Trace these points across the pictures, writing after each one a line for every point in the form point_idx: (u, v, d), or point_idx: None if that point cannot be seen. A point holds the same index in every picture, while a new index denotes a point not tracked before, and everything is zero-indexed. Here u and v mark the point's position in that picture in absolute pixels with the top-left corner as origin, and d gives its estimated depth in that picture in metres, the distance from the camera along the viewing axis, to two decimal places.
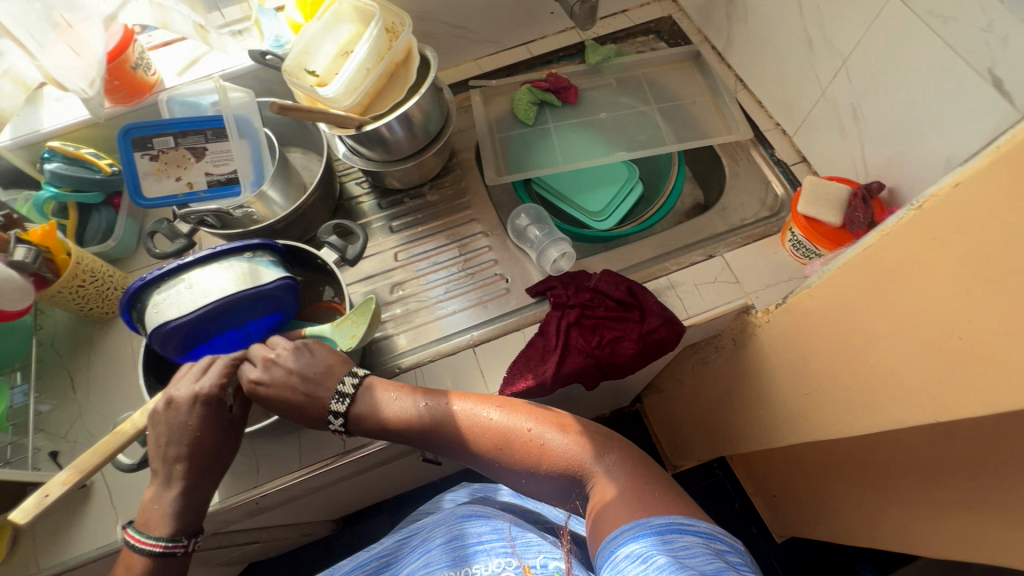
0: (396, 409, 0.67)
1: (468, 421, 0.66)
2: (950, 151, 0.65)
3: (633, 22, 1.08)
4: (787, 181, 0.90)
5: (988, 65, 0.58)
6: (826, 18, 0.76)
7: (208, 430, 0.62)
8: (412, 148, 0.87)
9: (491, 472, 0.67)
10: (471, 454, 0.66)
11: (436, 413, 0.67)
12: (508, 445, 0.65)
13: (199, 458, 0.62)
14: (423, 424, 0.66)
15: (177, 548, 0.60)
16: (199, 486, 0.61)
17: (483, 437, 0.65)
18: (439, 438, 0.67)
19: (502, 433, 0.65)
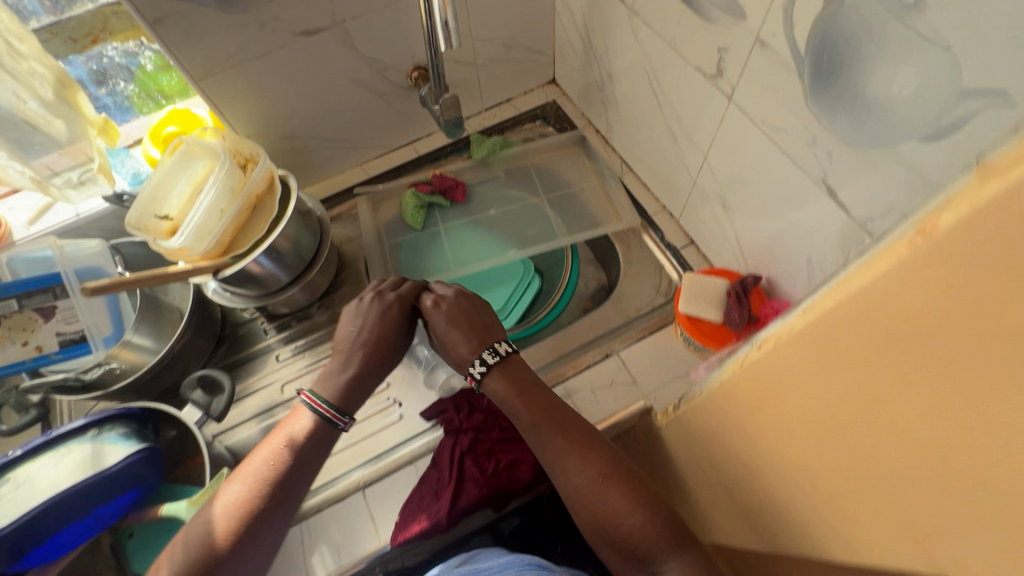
0: (525, 411, 0.64)
1: (582, 441, 0.60)
2: (808, 250, 0.65)
3: (518, 110, 1.08)
4: (678, 266, 0.89)
5: (822, 176, 0.57)
6: (682, 115, 0.76)
7: (387, 325, 0.70)
8: (289, 275, 0.83)
9: (575, 498, 0.58)
10: (569, 472, 0.59)
11: (562, 424, 0.62)
12: (614, 479, 0.57)
13: (376, 350, 0.69)
14: (536, 420, 0.63)
15: (339, 422, 0.62)
16: (362, 381, 0.66)
17: (594, 459, 0.59)
18: (553, 450, 0.61)
19: (611, 466, 0.59)
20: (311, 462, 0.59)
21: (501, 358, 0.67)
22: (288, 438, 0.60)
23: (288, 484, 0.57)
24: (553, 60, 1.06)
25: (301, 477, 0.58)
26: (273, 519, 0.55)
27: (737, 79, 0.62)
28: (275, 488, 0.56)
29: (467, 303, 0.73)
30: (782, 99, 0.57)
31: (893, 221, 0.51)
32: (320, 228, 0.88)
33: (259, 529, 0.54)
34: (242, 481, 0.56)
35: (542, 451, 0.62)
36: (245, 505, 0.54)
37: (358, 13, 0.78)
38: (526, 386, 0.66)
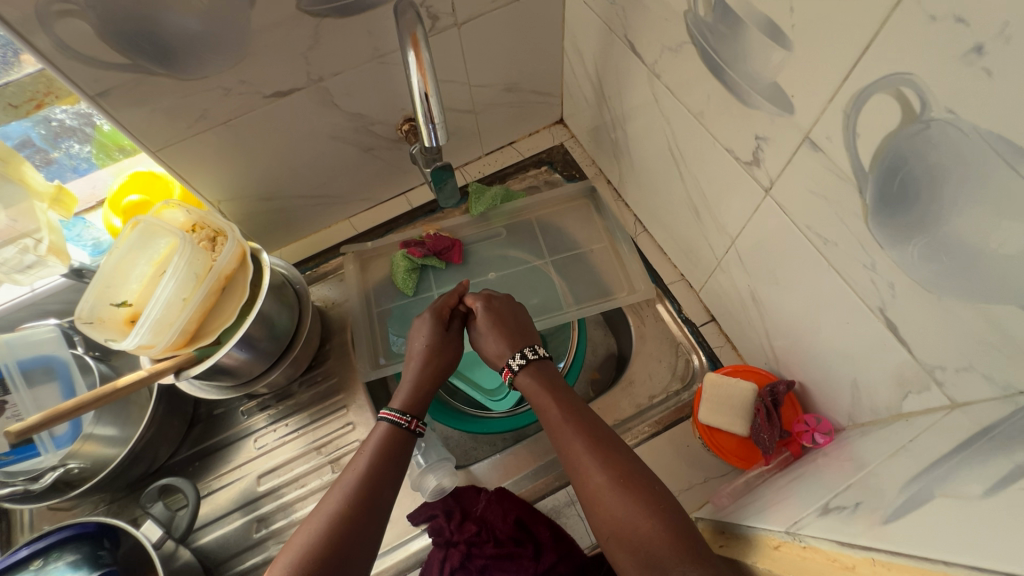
0: (550, 409, 0.62)
1: (604, 440, 0.57)
2: (856, 371, 0.55)
3: (521, 155, 0.99)
4: (698, 346, 0.79)
5: (878, 305, 0.47)
6: (705, 191, 0.66)
7: (438, 334, 0.72)
8: (268, 360, 0.76)
9: (592, 499, 0.54)
10: (588, 468, 0.55)
11: (588, 424, 0.60)
12: (633, 483, 0.53)
13: (433, 360, 0.70)
14: (560, 417, 0.60)
15: (403, 421, 0.64)
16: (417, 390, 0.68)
17: (614, 461, 0.55)
18: (574, 447, 0.58)
19: (631, 471, 0.54)
20: (394, 471, 0.61)
21: (538, 356, 0.68)
22: (370, 446, 0.62)
23: (380, 497, 0.58)
24: (561, 101, 0.96)
25: (389, 487, 0.59)
26: (367, 530, 0.56)
27: (777, 174, 0.52)
28: (371, 499, 0.57)
29: (507, 305, 0.74)
30: (834, 210, 0.47)
31: (970, 379, 0.42)
32: (299, 301, 0.80)
33: (356, 542, 0.54)
34: (339, 493, 0.57)
35: (563, 448, 0.59)
36: (346, 515, 0.55)
37: (339, 70, 0.69)
38: (555, 388, 0.64)
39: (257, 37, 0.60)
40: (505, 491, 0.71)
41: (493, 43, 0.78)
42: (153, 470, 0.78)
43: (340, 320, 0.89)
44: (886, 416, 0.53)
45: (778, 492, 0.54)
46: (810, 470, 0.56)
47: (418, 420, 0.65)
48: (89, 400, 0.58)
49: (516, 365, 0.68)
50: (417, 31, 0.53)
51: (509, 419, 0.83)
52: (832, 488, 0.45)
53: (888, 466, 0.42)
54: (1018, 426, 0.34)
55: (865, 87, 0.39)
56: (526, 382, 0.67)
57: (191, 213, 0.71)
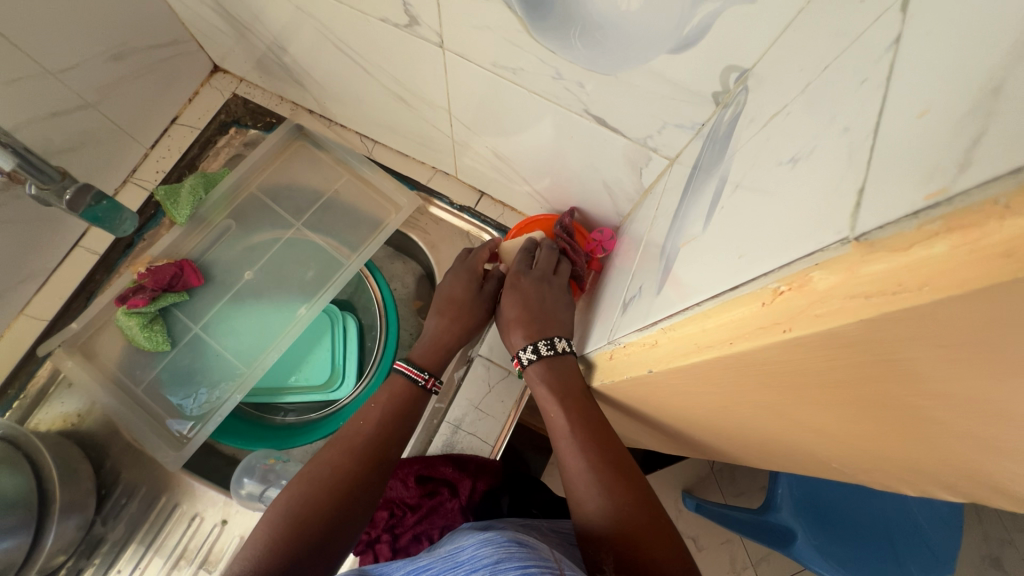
0: (559, 417, 0.50)
1: (614, 465, 0.47)
2: (602, 175, 0.58)
3: (197, 129, 0.80)
4: (485, 225, 0.79)
5: (582, 107, 0.49)
6: (396, 75, 0.60)
7: (467, 289, 0.68)
8: (28, 533, 0.57)
9: (583, 522, 0.45)
10: (585, 488, 0.46)
11: (598, 435, 0.49)
12: (641, 519, 0.43)
13: (457, 313, 0.67)
14: (571, 430, 0.49)
15: (421, 379, 0.61)
16: (425, 357, 0.64)
17: (624, 487, 0.46)
18: (574, 466, 0.47)
19: (636, 502, 0.44)
20: (401, 435, 0.56)
21: (555, 352, 0.55)
22: (379, 407, 0.57)
23: (382, 454, 0.53)
24: (199, 45, 0.77)
25: (395, 449, 0.55)
26: (368, 485, 0.51)
27: (440, 24, 0.48)
28: (373, 458, 0.53)
29: (537, 287, 0.62)
30: (503, 37, 0.45)
31: (670, 134, 0.46)
32: (29, 454, 0.59)
33: (351, 490, 0.50)
34: (343, 450, 0.53)
35: (563, 461, 0.49)
36: (344, 468, 0.51)
37: None
38: (575, 394, 0.51)
39: None
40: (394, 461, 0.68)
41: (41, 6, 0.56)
42: None
43: (106, 425, 0.70)
44: (638, 198, 0.58)
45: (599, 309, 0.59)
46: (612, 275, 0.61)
47: (436, 379, 0.62)
48: None
49: (526, 357, 0.57)
50: None
51: (363, 395, 0.76)
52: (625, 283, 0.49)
53: (653, 242, 0.46)
54: (711, 155, 0.38)
55: None
56: (538, 378, 0.55)
57: None
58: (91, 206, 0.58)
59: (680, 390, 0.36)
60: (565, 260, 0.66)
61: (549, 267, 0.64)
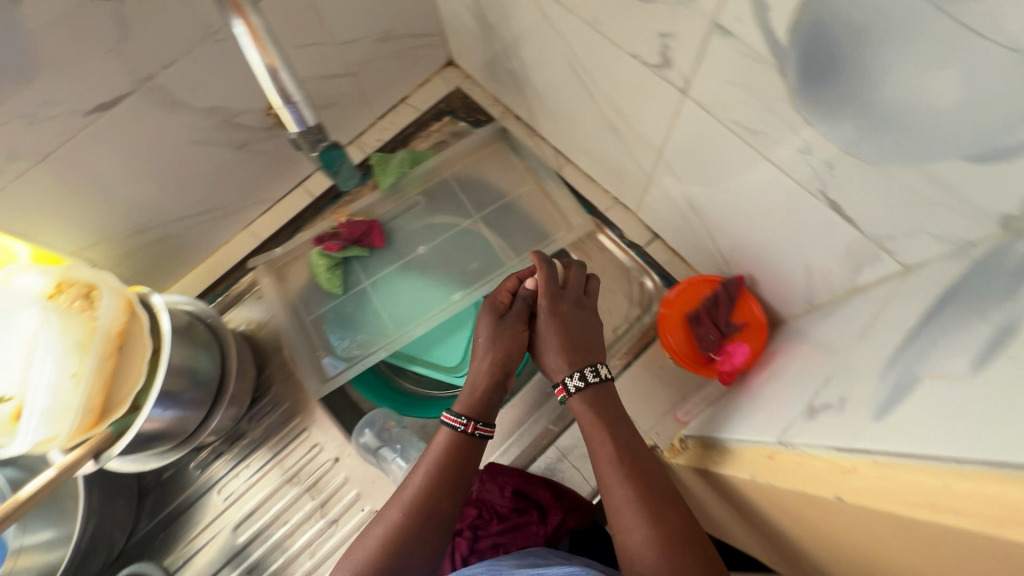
0: (603, 448, 0.55)
1: (659, 498, 0.51)
2: (807, 258, 0.54)
3: (418, 111, 0.89)
4: (648, 267, 0.77)
5: (819, 187, 0.45)
6: (621, 107, 0.61)
7: (506, 322, 0.64)
8: (201, 410, 0.68)
9: (629, 548, 0.50)
10: (631, 518, 0.50)
11: (642, 467, 0.53)
12: (683, 548, 0.48)
13: (496, 354, 0.62)
14: (617, 459, 0.54)
15: (460, 425, 0.58)
16: (469, 399, 0.61)
17: (669, 515, 0.50)
18: (621, 496, 0.52)
19: (680, 533, 0.49)
20: (458, 484, 0.55)
21: (601, 379, 0.59)
22: (429, 459, 0.56)
23: (441, 506, 0.54)
24: (444, 39, 0.86)
25: (450, 497, 0.54)
26: (429, 537, 0.52)
27: (693, 71, 0.48)
28: (432, 511, 0.53)
29: (572, 313, 0.64)
30: (758, 98, 0.44)
31: (919, 242, 0.41)
32: (220, 346, 0.71)
33: (412, 552, 0.51)
34: (401, 505, 0.53)
35: (608, 491, 0.53)
36: (405, 529, 0.52)
37: (168, 60, 0.57)
38: (616, 427, 0.56)
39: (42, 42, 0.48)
40: (496, 465, 0.69)
41: None
42: (114, 557, 0.71)
43: (273, 340, 0.81)
44: (842, 293, 0.52)
45: (758, 396, 0.54)
46: (782, 363, 0.56)
47: (473, 425, 0.58)
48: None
49: (571, 386, 0.59)
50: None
51: None
52: (811, 380, 0.44)
53: (861, 350, 0.41)
54: (983, 283, 0.33)
55: None
56: (580, 407, 0.59)
57: (47, 272, 0.60)
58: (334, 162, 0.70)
59: (858, 522, 0.33)
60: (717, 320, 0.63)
61: (579, 287, 0.66)
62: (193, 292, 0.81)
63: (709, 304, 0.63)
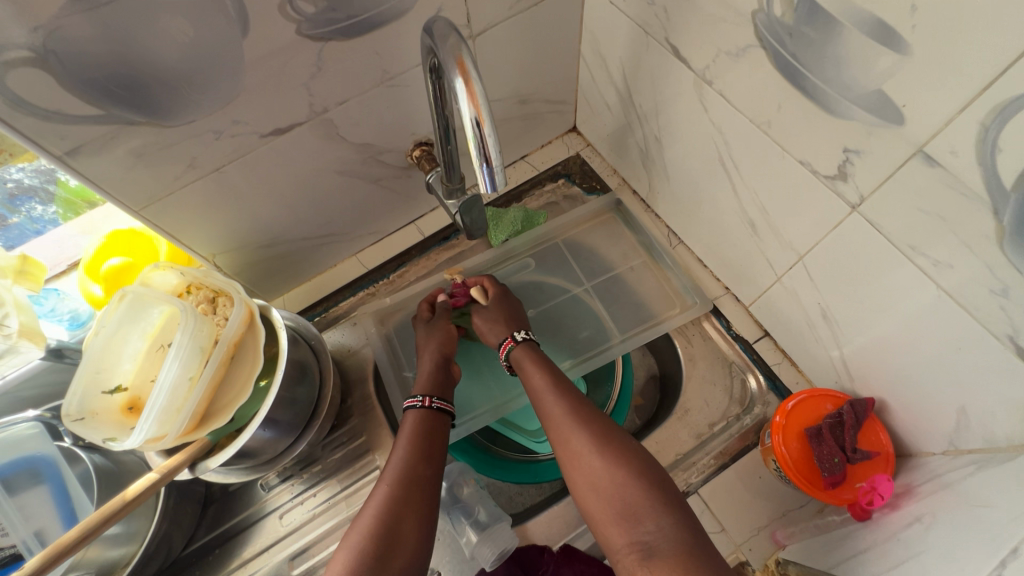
0: (536, 381, 0.64)
1: (586, 408, 0.59)
2: (964, 399, 0.50)
3: (536, 169, 0.91)
4: (754, 365, 0.74)
5: (1008, 332, 0.42)
6: (768, 207, 0.60)
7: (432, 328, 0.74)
8: (293, 433, 0.68)
9: (569, 458, 0.56)
10: (566, 429, 0.58)
11: (571, 393, 0.62)
12: (613, 443, 0.55)
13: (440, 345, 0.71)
14: (554, 395, 0.61)
15: (418, 402, 0.63)
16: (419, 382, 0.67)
17: (596, 421, 0.58)
18: (560, 418, 0.59)
19: (609, 432, 0.57)
20: (433, 452, 0.58)
21: (526, 338, 0.69)
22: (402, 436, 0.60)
23: (424, 471, 0.56)
24: (574, 108, 0.89)
25: (427, 462, 0.57)
26: (420, 497, 0.54)
27: (874, 190, 0.46)
28: (416, 475, 0.55)
29: (503, 302, 0.74)
30: (951, 231, 0.42)
31: None
32: (320, 369, 0.72)
33: (410, 510, 0.52)
34: (387, 479, 0.55)
35: (550, 419, 0.60)
36: (396, 493, 0.53)
37: (344, 98, 0.60)
38: (545, 362, 0.66)
39: (251, 71, 0.51)
40: (574, 550, 0.65)
41: (507, 53, 0.70)
42: (167, 564, 0.69)
43: (360, 369, 0.81)
44: (1004, 445, 0.48)
45: (895, 540, 0.49)
46: (921, 507, 0.51)
47: (430, 399, 0.63)
48: (95, 525, 0.47)
49: (519, 338, 0.69)
50: (463, 54, 0.40)
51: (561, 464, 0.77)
52: (985, 544, 0.40)
53: None
54: None
55: (1016, 98, 0.34)
56: (522, 363, 0.67)
57: (184, 273, 0.63)
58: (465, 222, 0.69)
59: None
60: (843, 440, 0.58)
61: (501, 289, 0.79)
62: (293, 307, 0.83)
63: (833, 421, 0.59)
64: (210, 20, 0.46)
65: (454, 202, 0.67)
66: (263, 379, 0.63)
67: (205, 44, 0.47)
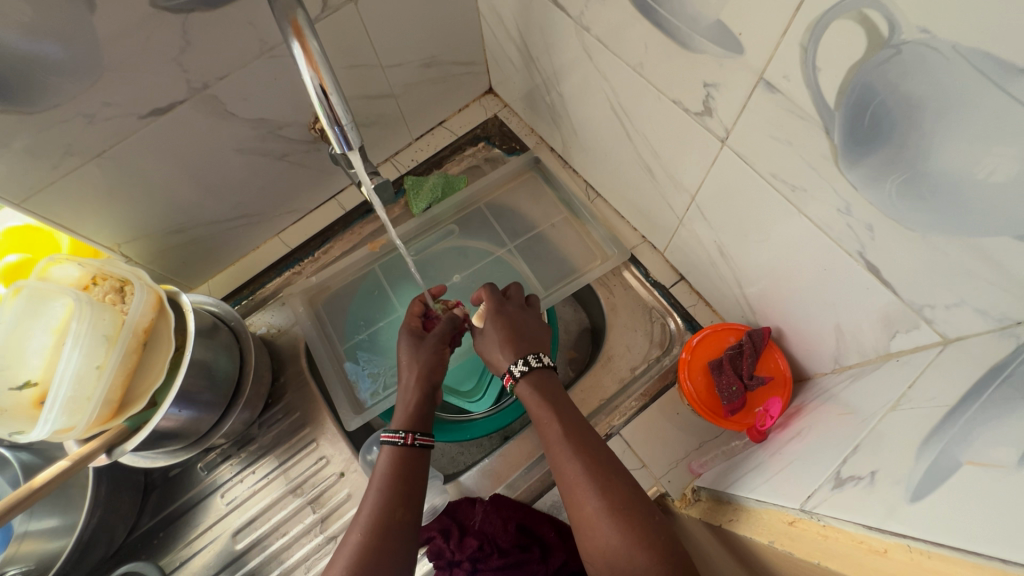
0: (551, 436, 0.59)
1: (606, 467, 0.57)
2: (838, 318, 0.52)
3: (455, 135, 0.91)
4: (671, 309, 0.76)
5: (857, 248, 0.44)
6: (659, 150, 0.61)
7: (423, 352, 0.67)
8: (217, 412, 0.69)
9: (585, 523, 0.54)
10: (585, 493, 0.55)
11: (590, 445, 0.58)
12: (630, 512, 0.53)
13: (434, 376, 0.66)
14: (571, 443, 0.58)
15: (399, 439, 0.60)
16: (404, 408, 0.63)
17: (614, 483, 0.55)
18: (574, 472, 0.56)
19: (627, 499, 0.54)
20: (411, 494, 0.58)
21: (537, 367, 0.64)
22: (376, 486, 0.58)
23: (399, 517, 0.55)
24: (486, 69, 0.88)
25: (403, 506, 0.56)
26: (393, 548, 0.54)
27: (734, 123, 0.48)
28: (391, 520, 0.55)
29: (520, 313, 0.69)
30: (801, 155, 0.43)
31: (960, 315, 0.40)
32: (241, 350, 0.73)
33: (383, 560, 0.52)
34: (360, 526, 0.55)
35: (564, 470, 0.58)
36: (370, 544, 0.53)
37: (224, 72, 0.59)
38: (562, 406, 0.61)
39: (110, 49, 0.50)
40: (502, 497, 0.68)
41: (398, 15, 0.69)
42: (112, 551, 0.70)
43: (292, 347, 0.81)
44: (873, 357, 0.51)
45: (780, 455, 0.52)
46: (806, 423, 0.54)
47: (413, 436, 0.60)
48: (4, 510, 0.48)
49: (518, 372, 0.64)
50: (298, 15, 0.40)
51: (492, 419, 0.79)
52: (840, 446, 0.43)
53: (892, 421, 0.39)
54: None
55: (821, 16, 0.35)
56: (527, 393, 0.63)
57: (85, 264, 0.62)
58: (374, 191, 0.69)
59: None
60: (742, 368, 0.62)
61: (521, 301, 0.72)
62: (219, 292, 0.83)
63: (734, 352, 0.63)
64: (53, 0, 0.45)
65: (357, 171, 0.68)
66: (179, 364, 0.64)
67: (52, 22, 0.46)
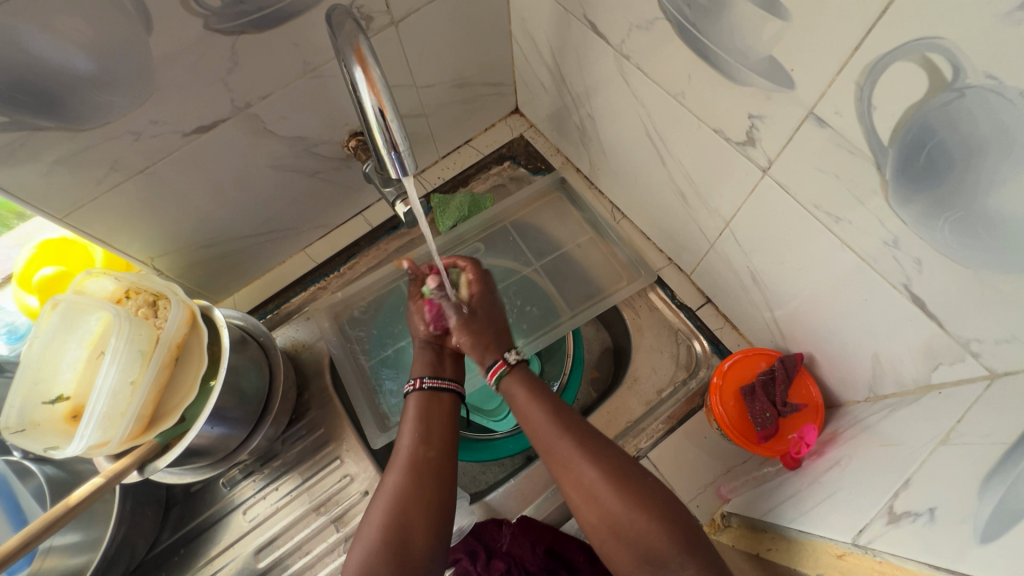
0: (533, 413, 0.59)
1: (568, 415, 0.59)
2: (877, 347, 0.53)
3: (481, 153, 0.91)
4: (698, 331, 0.76)
5: (903, 281, 0.45)
6: (694, 176, 0.61)
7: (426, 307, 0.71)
8: (246, 429, 0.68)
9: (557, 464, 0.56)
10: (552, 439, 0.57)
11: (550, 400, 0.61)
12: (595, 447, 0.56)
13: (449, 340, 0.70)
14: (535, 400, 0.60)
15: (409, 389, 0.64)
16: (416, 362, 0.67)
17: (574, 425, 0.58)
18: (541, 423, 0.59)
19: (590, 435, 0.57)
20: (438, 435, 0.59)
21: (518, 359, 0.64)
22: (405, 429, 0.60)
23: (426, 454, 0.57)
24: (514, 89, 0.89)
25: (428, 445, 0.58)
26: (428, 483, 0.56)
27: (778, 154, 0.48)
28: (421, 459, 0.57)
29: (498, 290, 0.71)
30: (847, 188, 0.44)
31: (1010, 349, 0.40)
32: (270, 365, 0.73)
33: (420, 497, 0.54)
34: (393, 468, 0.57)
35: (531, 423, 0.60)
36: (404, 484, 0.55)
37: (266, 92, 0.60)
38: (520, 368, 0.63)
39: (161, 68, 0.51)
40: (530, 520, 0.67)
41: (435, 38, 0.70)
42: (134, 566, 0.69)
43: (316, 362, 0.81)
44: (912, 388, 0.51)
45: (818, 484, 0.52)
46: (843, 452, 0.54)
47: (421, 380, 0.63)
48: (37, 532, 0.48)
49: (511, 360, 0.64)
50: (361, 43, 0.41)
51: (516, 439, 0.79)
52: (887, 477, 0.43)
53: (943, 456, 0.39)
54: None
55: (880, 57, 0.36)
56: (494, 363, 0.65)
57: (120, 279, 0.62)
58: (408, 211, 0.70)
59: None
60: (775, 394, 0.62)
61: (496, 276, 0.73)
62: (244, 306, 0.83)
63: (765, 378, 0.63)
64: (113, 22, 0.46)
65: (391, 190, 0.68)
66: (210, 379, 0.64)
67: (109, 42, 0.47)
